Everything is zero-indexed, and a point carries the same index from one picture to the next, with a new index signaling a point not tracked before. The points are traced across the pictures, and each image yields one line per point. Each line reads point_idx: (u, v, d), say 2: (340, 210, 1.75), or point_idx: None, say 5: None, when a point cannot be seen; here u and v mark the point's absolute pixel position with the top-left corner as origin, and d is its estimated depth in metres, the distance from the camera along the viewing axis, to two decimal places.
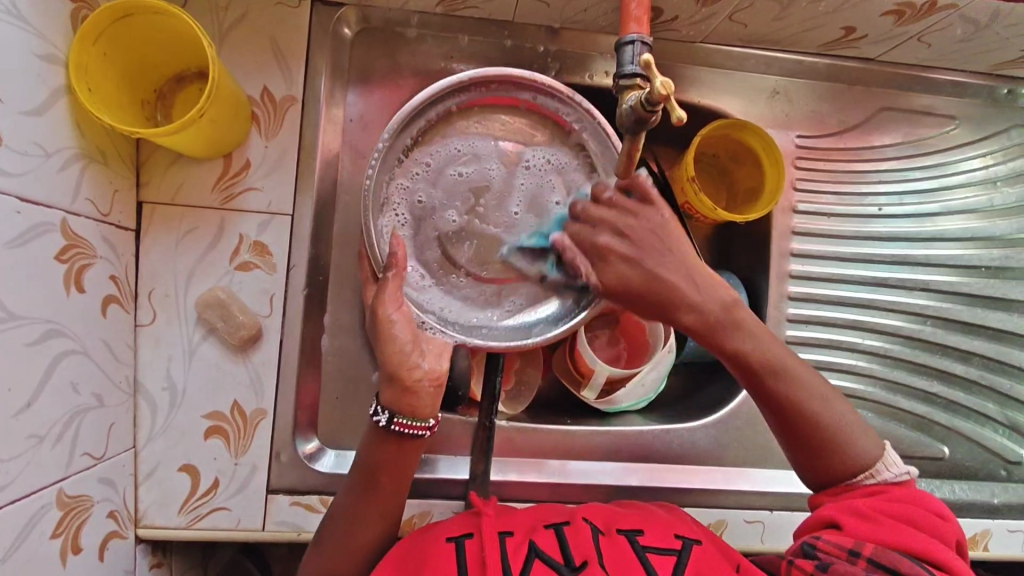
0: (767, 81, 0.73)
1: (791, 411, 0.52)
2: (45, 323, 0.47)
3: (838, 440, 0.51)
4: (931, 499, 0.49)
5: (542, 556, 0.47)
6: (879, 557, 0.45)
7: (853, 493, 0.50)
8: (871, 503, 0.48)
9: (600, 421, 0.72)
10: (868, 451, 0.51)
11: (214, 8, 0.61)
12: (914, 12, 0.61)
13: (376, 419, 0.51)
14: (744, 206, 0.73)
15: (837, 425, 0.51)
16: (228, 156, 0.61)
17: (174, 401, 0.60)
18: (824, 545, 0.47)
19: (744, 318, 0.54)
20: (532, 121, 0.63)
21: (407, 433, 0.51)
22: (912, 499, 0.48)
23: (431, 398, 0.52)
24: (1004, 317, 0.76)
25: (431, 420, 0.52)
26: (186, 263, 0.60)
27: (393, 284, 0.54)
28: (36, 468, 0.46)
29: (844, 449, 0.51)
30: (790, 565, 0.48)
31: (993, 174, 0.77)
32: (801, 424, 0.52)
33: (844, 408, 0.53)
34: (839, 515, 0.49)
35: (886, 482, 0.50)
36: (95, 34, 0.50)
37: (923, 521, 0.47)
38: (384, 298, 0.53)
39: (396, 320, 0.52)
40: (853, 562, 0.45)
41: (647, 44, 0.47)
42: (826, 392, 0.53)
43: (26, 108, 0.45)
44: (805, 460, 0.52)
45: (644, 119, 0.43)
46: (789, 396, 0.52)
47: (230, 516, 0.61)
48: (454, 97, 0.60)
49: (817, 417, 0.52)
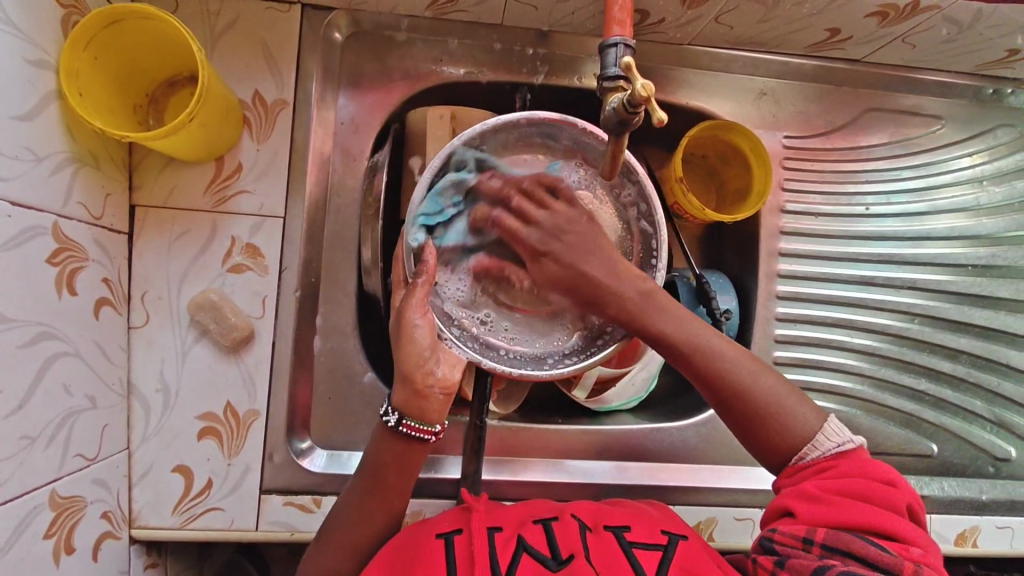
0: (755, 82, 0.73)
1: (725, 396, 0.52)
2: (37, 326, 0.48)
3: (775, 414, 0.51)
4: (877, 465, 0.49)
5: (530, 549, 0.47)
6: (832, 542, 0.45)
7: (805, 471, 0.50)
8: (819, 483, 0.48)
9: (591, 420, 0.73)
10: (806, 420, 0.51)
11: (205, 13, 0.61)
12: (897, 13, 0.62)
13: (385, 419, 0.51)
14: (733, 206, 0.74)
15: (771, 398, 0.51)
16: (220, 160, 0.62)
17: (166, 402, 0.61)
18: (781, 537, 0.48)
19: (662, 300, 0.55)
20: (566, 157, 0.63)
21: (413, 436, 0.51)
22: (857, 470, 0.48)
23: (439, 405, 0.52)
24: (990, 314, 0.77)
25: (438, 426, 0.52)
26: (178, 265, 0.61)
27: (422, 290, 0.54)
28: (28, 469, 0.47)
29: (784, 421, 0.51)
30: (756, 563, 0.49)
31: (979, 173, 0.78)
32: (737, 405, 0.52)
33: (778, 383, 0.52)
34: (790, 501, 0.49)
35: (829, 454, 0.50)
36: (85, 39, 0.50)
37: (870, 493, 0.47)
38: (412, 304, 0.53)
39: (419, 325, 0.52)
40: (809, 551, 0.46)
41: (630, 46, 0.48)
42: (754, 367, 0.53)
43: (17, 113, 0.46)
44: (753, 441, 0.52)
45: (626, 121, 0.44)
46: (721, 379, 0.52)
47: (223, 516, 0.62)
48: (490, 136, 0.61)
49: (751, 396, 0.52)
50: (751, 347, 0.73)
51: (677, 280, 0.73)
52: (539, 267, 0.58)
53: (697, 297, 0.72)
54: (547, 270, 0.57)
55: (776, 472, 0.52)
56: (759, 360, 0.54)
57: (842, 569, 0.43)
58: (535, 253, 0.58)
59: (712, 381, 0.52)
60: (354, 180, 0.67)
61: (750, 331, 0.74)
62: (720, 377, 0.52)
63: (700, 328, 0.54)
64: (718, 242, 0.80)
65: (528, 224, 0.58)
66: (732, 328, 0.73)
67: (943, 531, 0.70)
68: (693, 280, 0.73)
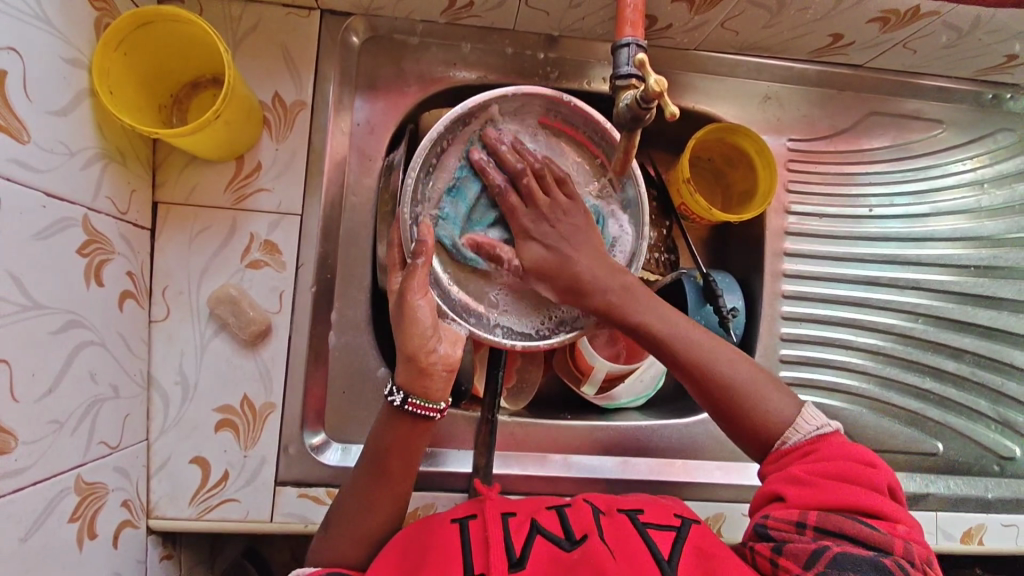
0: (759, 86, 0.75)
1: (711, 391, 0.53)
2: (66, 314, 0.49)
3: (757, 402, 0.52)
4: (855, 448, 0.50)
5: (544, 532, 0.48)
6: (825, 524, 0.46)
7: (790, 456, 0.50)
8: (805, 467, 0.49)
9: (599, 416, 0.75)
10: (787, 407, 0.52)
11: (228, 19, 0.64)
12: (898, 19, 0.64)
13: (391, 398, 0.52)
14: (736, 207, 0.76)
15: (749, 385, 0.53)
16: (240, 158, 0.64)
17: (185, 395, 0.62)
18: (773, 522, 0.48)
19: (642, 295, 0.57)
20: (566, 139, 0.66)
21: (419, 414, 0.52)
22: (839, 453, 0.49)
23: (443, 383, 0.53)
24: (993, 314, 0.78)
25: (443, 403, 0.53)
26: (199, 260, 0.63)
27: (422, 271, 0.51)
28: (55, 452, 0.48)
29: (762, 408, 0.52)
30: (752, 551, 0.49)
31: (981, 176, 0.79)
32: (716, 391, 0.53)
33: (748, 368, 0.54)
34: (780, 486, 0.49)
35: (811, 437, 0.50)
36: (116, 41, 0.52)
37: (855, 474, 0.48)
38: (412, 285, 0.51)
39: (422, 306, 0.51)
40: (803, 534, 0.46)
41: (642, 46, 0.50)
42: (731, 355, 0.54)
43: (52, 109, 0.48)
44: (738, 433, 0.53)
45: (639, 117, 0.47)
46: (698, 364, 0.54)
47: (239, 508, 0.63)
48: (499, 103, 0.62)
49: (734, 387, 0.53)
50: (757, 347, 0.74)
51: (684, 279, 0.73)
52: (522, 249, 0.60)
53: (704, 296, 0.72)
54: (530, 253, 0.60)
55: (761, 458, 0.53)
56: (728, 347, 0.56)
57: (839, 551, 0.44)
58: (525, 232, 0.60)
59: (695, 364, 0.54)
60: (370, 180, 0.69)
61: (756, 330, 0.75)
62: (701, 362, 0.54)
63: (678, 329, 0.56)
64: (723, 247, 0.82)
65: (527, 205, 0.60)
66: (738, 326, 0.74)
67: (950, 529, 0.71)
68: (700, 279, 0.73)
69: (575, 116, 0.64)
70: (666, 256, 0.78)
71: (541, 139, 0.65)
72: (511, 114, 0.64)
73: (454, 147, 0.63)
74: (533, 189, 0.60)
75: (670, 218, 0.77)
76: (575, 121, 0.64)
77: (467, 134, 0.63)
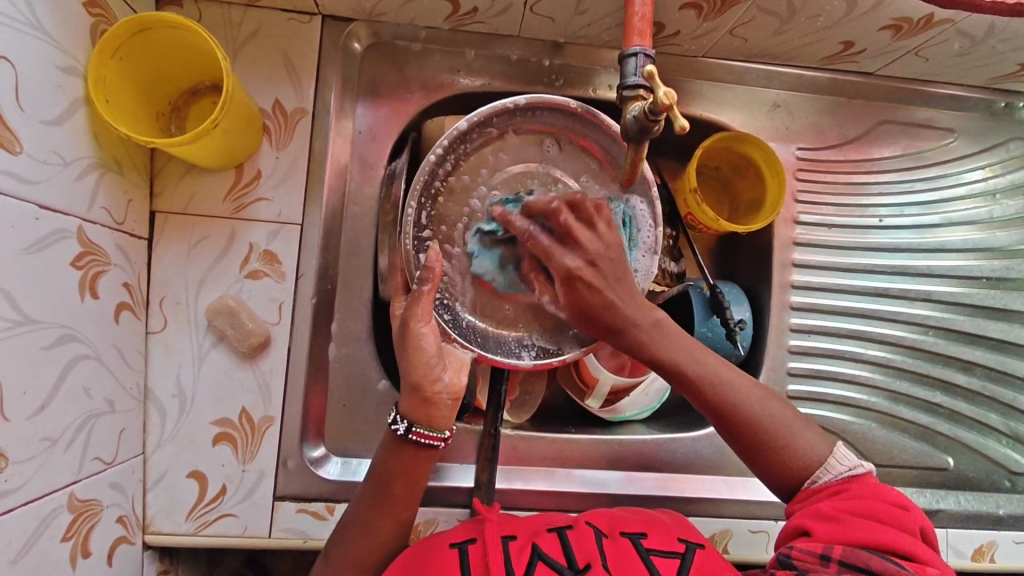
0: (768, 94, 0.74)
1: (736, 428, 0.52)
2: (60, 328, 0.48)
3: (785, 442, 0.51)
4: (888, 490, 0.48)
5: (545, 558, 0.47)
6: (849, 558, 0.43)
7: (819, 494, 0.49)
8: (834, 505, 0.47)
9: (603, 429, 0.73)
10: (815, 446, 0.51)
11: (227, 24, 0.63)
12: (911, 26, 0.62)
13: (395, 427, 0.51)
14: (745, 216, 0.75)
15: (775, 425, 0.51)
16: (240, 167, 0.62)
17: (183, 407, 0.61)
18: (798, 554, 0.46)
19: (675, 330, 0.54)
20: (583, 156, 0.63)
21: (424, 442, 0.51)
22: (870, 493, 0.48)
23: (449, 410, 0.51)
24: (1004, 327, 0.76)
25: (447, 431, 0.52)
26: (198, 270, 0.61)
27: (427, 297, 0.51)
28: (47, 471, 0.47)
29: (790, 448, 0.51)
30: None
31: (993, 186, 0.78)
32: (742, 429, 0.51)
33: (774, 406, 0.52)
34: (806, 522, 0.47)
35: (841, 477, 0.49)
36: (114, 47, 0.51)
37: (883, 515, 0.46)
38: (416, 312, 0.51)
39: (425, 334, 0.50)
40: (826, 566, 0.44)
41: (650, 56, 0.49)
42: (758, 392, 0.53)
43: (46, 118, 0.47)
44: (765, 470, 0.52)
45: (647, 128, 0.45)
46: (725, 401, 0.52)
47: (236, 522, 0.62)
48: (513, 113, 0.61)
49: (761, 425, 0.51)
50: (764, 357, 0.73)
51: (690, 290, 0.72)
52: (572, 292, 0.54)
53: (710, 307, 0.71)
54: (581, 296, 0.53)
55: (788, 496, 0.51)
56: (753, 381, 0.54)
57: None
58: (568, 273, 0.53)
59: (720, 401, 0.52)
60: (371, 189, 0.69)
61: (762, 339, 0.74)
62: (727, 399, 0.52)
63: (714, 360, 0.54)
64: (729, 256, 0.80)
65: (565, 246, 0.53)
66: (745, 338, 0.72)
67: (961, 547, 0.70)
68: (707, 290, 0.72)
69: (589, 128, 0.62)
70: (672, 265, 0.76)
71: (552, 155, 0.63)
72: (527, 127, 0.62)
73: (453, 175, 0.61)
74: (575, 228, 0.53)
75: (676, 225, 0.76)
76: (589, 130, 0.62)
77: (471, 156, 0.61)
